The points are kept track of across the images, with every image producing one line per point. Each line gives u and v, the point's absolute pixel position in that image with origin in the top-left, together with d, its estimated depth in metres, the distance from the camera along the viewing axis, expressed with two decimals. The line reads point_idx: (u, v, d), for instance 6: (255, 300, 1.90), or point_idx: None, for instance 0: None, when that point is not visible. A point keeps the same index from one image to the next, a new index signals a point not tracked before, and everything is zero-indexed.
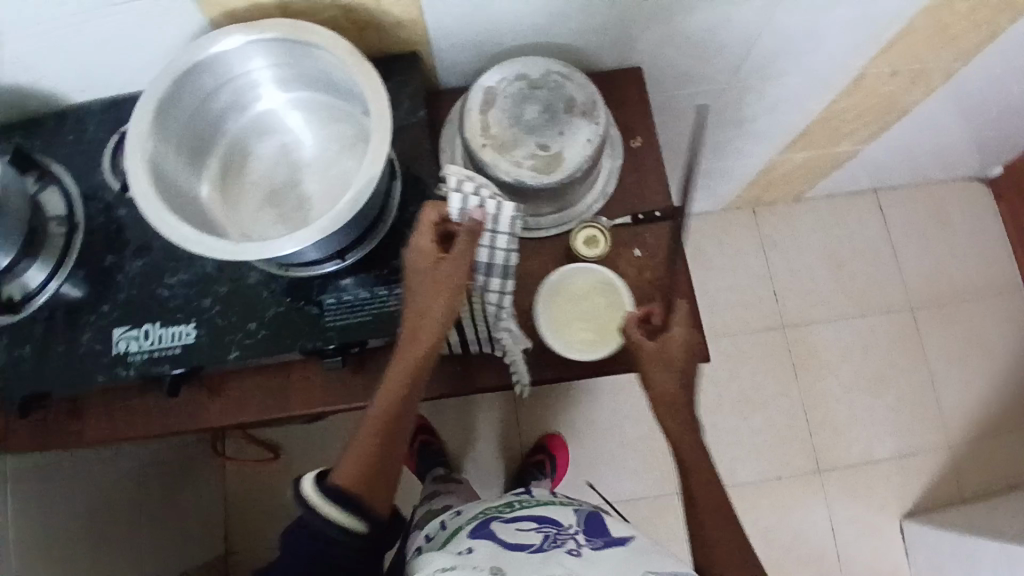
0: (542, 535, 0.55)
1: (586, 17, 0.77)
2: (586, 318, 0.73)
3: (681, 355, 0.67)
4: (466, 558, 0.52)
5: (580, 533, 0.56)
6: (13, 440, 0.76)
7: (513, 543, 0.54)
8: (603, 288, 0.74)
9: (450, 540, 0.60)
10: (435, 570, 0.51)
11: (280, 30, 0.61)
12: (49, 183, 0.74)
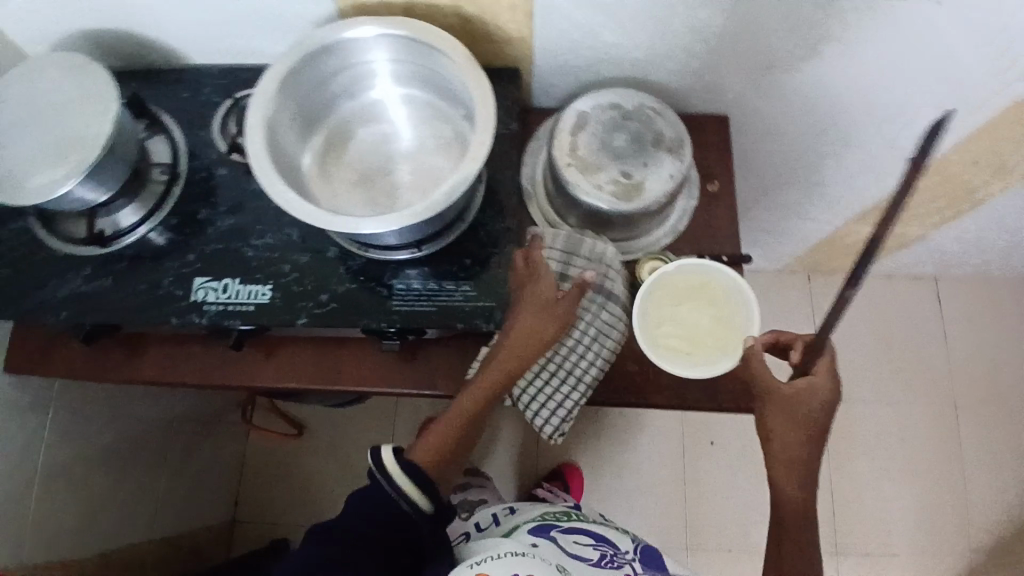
0: (601, 554, 0.75)
1: (688, 61, 0.80)
2: (686, 322, 0.73)
3: (818, 405, 0.64)
4: (533, 550, 0.67)
5: (634, 561, 0.77)
6: (76, 363, 0.80)
7: (576, 553, 0.74)
8: (706, 301, 0.73)
9: (513, 533, 0.81)
10: (511, 550, 0.65)
11: (406, 28, 0.66)
12: (157, 132, 0.79)
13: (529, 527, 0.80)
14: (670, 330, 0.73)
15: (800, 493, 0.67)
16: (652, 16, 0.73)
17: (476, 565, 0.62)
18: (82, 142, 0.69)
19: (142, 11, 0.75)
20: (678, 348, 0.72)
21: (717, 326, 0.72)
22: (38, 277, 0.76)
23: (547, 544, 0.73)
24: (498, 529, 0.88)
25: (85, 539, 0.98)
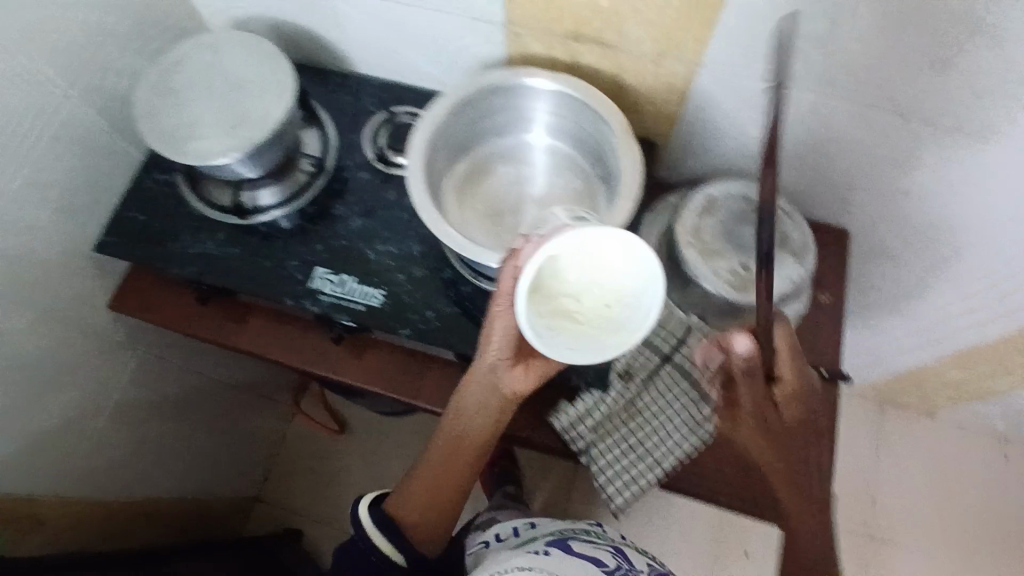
0: (617, 564, 0.72)
1: (824, 171, 0.82)
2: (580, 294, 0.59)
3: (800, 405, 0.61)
4: (541, 562, 0.68)
5: None
6: (178, 315, 0.83)
7: (591, 558, 0.71)
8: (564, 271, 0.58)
9: (527, 542, 0.77)
10: (518, 565, 0.67)
11: (575, 87, 0.71)
12: (313, 125, 0.85)
13: (545, 540, 0.76)
14: (558, 304, 0.58)
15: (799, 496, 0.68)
16: (805, 122, 0.75)
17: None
18: (250, 122, 0.72)
19: (333, 17, 0.81)
20: (565, 325, 0.57)
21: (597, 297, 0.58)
22: (174, 231, 0.80)
23: (563, 555, 0.71)
24: (508, 535, 0.83)
25: (125, 483, 1.00)
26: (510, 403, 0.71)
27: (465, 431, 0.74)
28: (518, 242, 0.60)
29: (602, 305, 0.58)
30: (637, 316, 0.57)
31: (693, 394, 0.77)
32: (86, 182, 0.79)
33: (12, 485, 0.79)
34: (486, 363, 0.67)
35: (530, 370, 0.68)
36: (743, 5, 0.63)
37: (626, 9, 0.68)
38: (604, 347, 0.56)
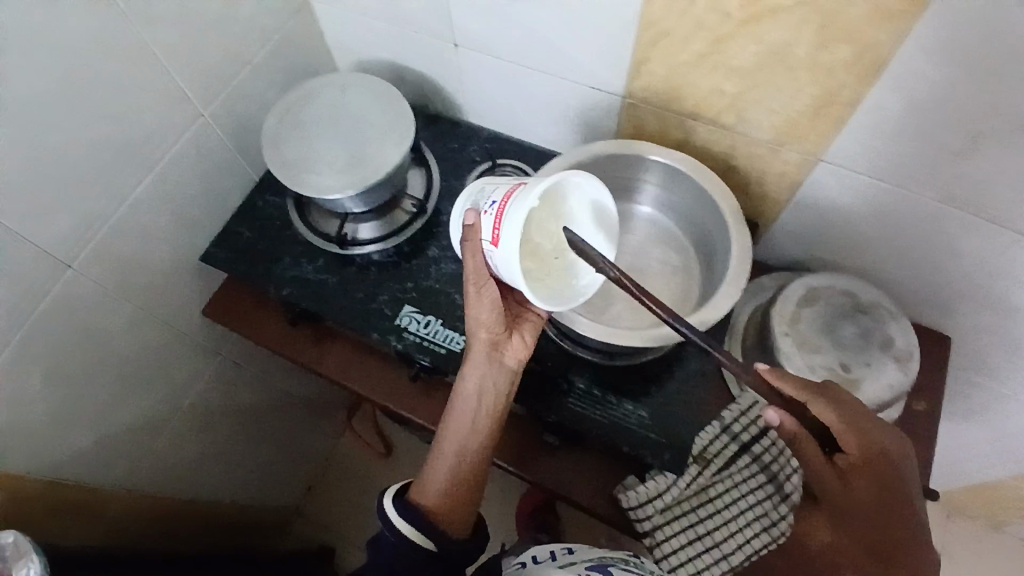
0: None
1: (936, 278, 0.77)
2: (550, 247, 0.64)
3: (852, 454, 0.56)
4: None
5: None
6: (267, 332, 0.86)
7: None
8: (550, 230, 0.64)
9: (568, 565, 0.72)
10: None
11: (687, 165, 0.72)
12: (417, 165, 0.88)
13: (584, 563, 0.72)
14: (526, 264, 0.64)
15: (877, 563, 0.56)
16: (924, 228, 0.72)
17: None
18: (368, 164, 0.77)
19: (457, 69, 0.85)
20: (543, 280, 0.63)
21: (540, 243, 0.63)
22: (277, 251, 0.84)
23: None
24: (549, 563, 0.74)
25: (183, 482, 1.02)
26: (515, 376, 0.70)
27: (478, 410, 0.69)
28: (468, 217, 0.64)
29: (555, 259, 0.64)
30: (575, 255, 0.65)
31: (772, 490, 0.75)
32: (207, 195, 0.84)
33: (85, 472, 0.82)
34: (483, 343, 0.67)
35: (524, 340, 0.69)
36: (875, 106, 0.62)
37: (751, 95, 0.68)
38: (580, 293, 0.63)
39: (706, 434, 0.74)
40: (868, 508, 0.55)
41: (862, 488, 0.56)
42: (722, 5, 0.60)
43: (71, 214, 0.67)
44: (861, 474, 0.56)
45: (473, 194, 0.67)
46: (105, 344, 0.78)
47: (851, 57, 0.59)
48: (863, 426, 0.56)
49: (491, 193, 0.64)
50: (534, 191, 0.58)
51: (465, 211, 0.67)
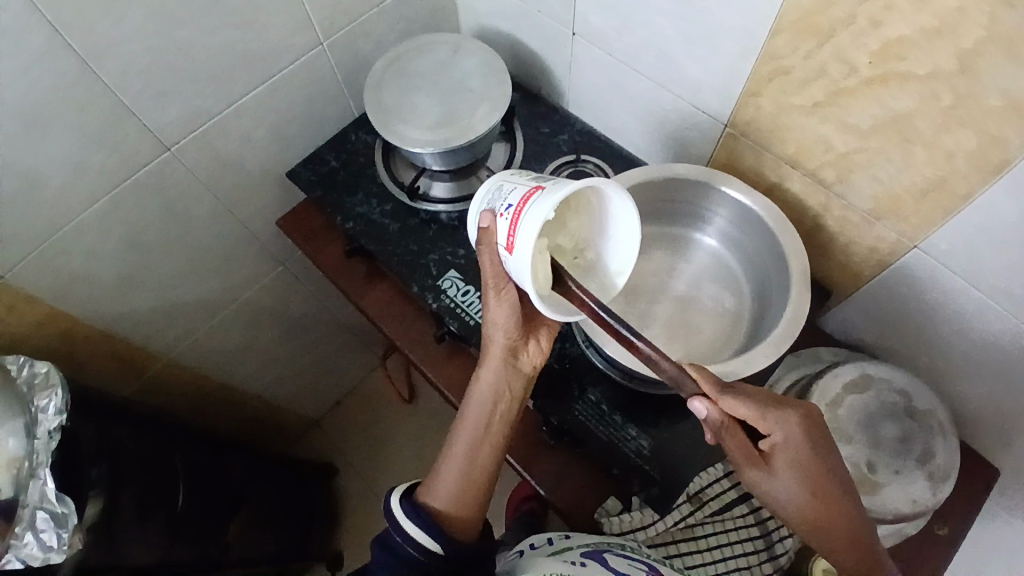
0: None
1: (1007, 408, 0.70)
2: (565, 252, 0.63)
3: (770, 425, 0.55)
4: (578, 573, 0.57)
5: None
6: (324, 255, 0.91)
7: None
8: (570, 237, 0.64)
9: (561, 550, 0.64)
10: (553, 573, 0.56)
11: (767, 212, 0.69)
12: (504, 140, 0.90)
13: (579, 549, 0.64)
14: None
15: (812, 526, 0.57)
16: (1008, 353, 0.65)
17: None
18: (452, 129, 0.79)
19: (569, 57, 0.85)
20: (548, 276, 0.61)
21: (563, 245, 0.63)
22: (353, 186, 0.89)
23: (596, 568, 0.59)
24: (547, 548, 0.67)
25: (220, 367, 1.11)
26: (529, 381, 0.69)
27: (491, 409, 0.68)
28: (483, 219, 0.61)
29: (576, 260, 0.65)
30: (599, 255, 0.65)
31: (761, 546, 0.75)
32: (306, 117, 0.89)
33: (137, 331, 0.91)
34: (500, 347, 0.67)
35: (540, 347, 0.69)
36: (989, 207, 0.56)
37: (859, 158, 0.63)
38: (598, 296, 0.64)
39: (707, 477, 0.74)
40: (794, 497, 0.56)
41: (787, 472, 0.55)
42: (852, 57, 0.56)
43: (183, 103, 0.74)
44: (784, 460, 0.55)
45: (489, 191, 0.63)
46: (183, 225, 0.85)
47: (977, 148, 0.54)
48: (771, 413, 0.55)
49: (508, 194, 0.59)
50: (554, 194, 0.54)
51: (480, 210, 0.63)
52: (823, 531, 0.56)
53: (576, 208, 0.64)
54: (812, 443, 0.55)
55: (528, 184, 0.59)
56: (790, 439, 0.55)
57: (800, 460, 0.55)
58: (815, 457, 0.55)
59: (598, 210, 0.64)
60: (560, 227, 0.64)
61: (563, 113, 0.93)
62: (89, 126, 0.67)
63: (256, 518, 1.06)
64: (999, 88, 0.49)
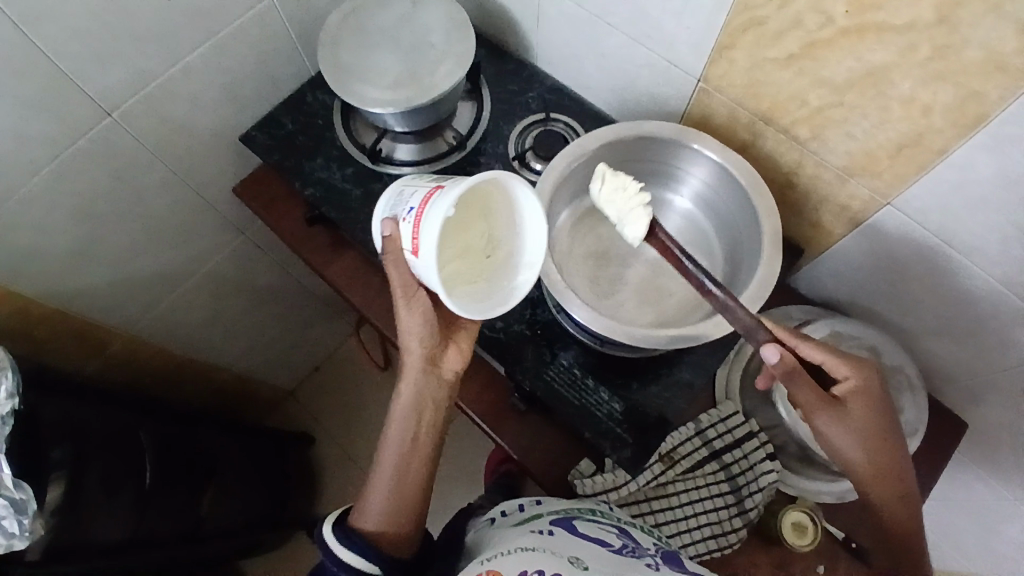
0: (622, 542, 0.59)
1: (972, 362, 0.71)
2: (475, 245, 0.58)
3: (847, 369, 0.59)
4: (543, 543, 0.55)
5: (658, 554, 0.58)
6: (286, 223, 0.87)
7: (593, 539, 0.58)
8: (485, 226, 0.59)
9: (530, 519, 0.64)
10: (518, 546, 0.55)
11: (740, 170, 0.68)
12: (470, 98, 0.86)
13: (548, 517, 0.63)
14: (460, 267, 0.57)
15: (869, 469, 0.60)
16: (976, 309, 0.66)
17: (487, 562, 0.54)
18: (414, 88, 0.75)
19: (536, 8, 0.80)
20: (461, 279, 0.57)
21: (475, 239, 0.58)
22: (312, 150, 0.84)
23: (566, 535, 0.58)
24: (516, 516, 0.67)
25: (185, 340, 1.08)
26: (451, 387, 0.69)
27: (417, 421, 0.67)
28: (387, 227, 0.59)
29: (491, 259, 0.59)
30: (512, 249, 0.59)
31: (731, 501, 0.73)
32: (259, 76, 0.83)
33: (94, 308, 0.87)
34: (418, 357, 0.65)
35: (460, 350, 0.67)
36: (965, 162, 0.56)
37: (834, 114, 0.61)
38: (518, 291, 0.58)
39: (678, 434, 0.75)
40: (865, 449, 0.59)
41: (858, 415, 0.59)
42: (829, 7, 0.54)
43: (128, 64, 0.68)
44: (857, 405, 0.59)
45: (390, 199, 0.61)
46: (132, 195, 0.80)
47: (955, 102, 0.53)
48: (846, 360, 0.59)
49: (410, 198, 0.58)
50: (448, 196, 0.52)
51: (382, 217, 0.61)
52: (874, 474, 0.61)
53: (482, 209, 0.59)
54: (880, 394, 0.59)
55: (428, 186, 0.58)
56: (865, 384, 0.59)
57: (871, 406, 0.59)
58: (880, 405, 0.59)
59: (502, 209, 0.59)
60: (467, 228, 0.58)
61: (531, 68, 0.89)
62: (25, 92, 0.62)
63: (233, 489, 1.05)
64: (980, 39, 0.48)
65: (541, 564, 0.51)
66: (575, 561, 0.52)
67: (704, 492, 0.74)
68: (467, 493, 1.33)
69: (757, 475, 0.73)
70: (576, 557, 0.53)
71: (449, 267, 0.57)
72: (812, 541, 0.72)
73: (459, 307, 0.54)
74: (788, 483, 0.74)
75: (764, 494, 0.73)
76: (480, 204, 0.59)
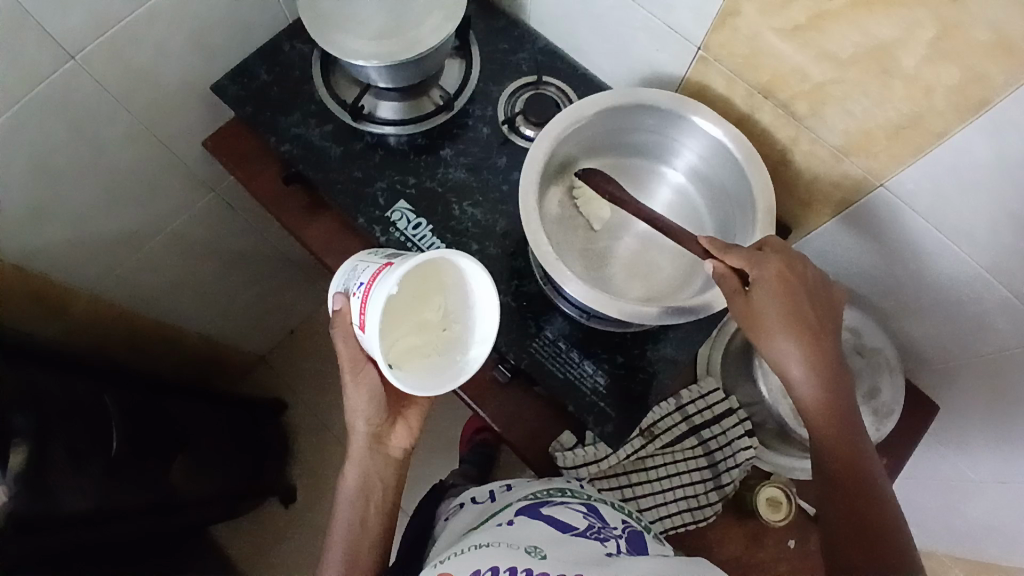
0: (587, 523, 0.58)
1: (949, 344, 0.72)
2: (428, 320, 0.56)
3: (759, 265, 0.58)
4: (498, 537, 0.54)
5: (622, 537, 0.58)
6: (258, 179, 0.81)
7: (557, 523, 0.57)
8: (443, 299, 0.57)
9: (498, 511, 0.62)
10: (469, 544, 0.53)
11: (736, 145, 0.66)
12: (458, 55, 0.82)
13: (517, 504, 0.61)
14: (411, 341, 0.55)
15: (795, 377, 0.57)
16: (959, 292, 0.66)
17: (441, 564, 0.52)
18: (400, 41, 0.71)
19: None
20: (412, 354, 0.55)
21: (430, 312, 0.56)
22: (288, 103, 0.79)
23: (529, 523, 0.57)
24: (489, 506, 0.66)
25: (151, 301, 1.03)
26: (399, 463, 0.72)
27: (368, 496, 0.70)
28: (336, 301, 0.59)
29: (445, 332, 0.57)
30: (468, 325, 0.57)
31: (708, 475, 0.74)
32: (231, 21, 0.78)
33: (55, 266, 0.82)
34: (363, 435, 0.69)
35: (408, 427, 0.70)
36: (962, 146, 0.55)
37: (834, 90, 0.60)
38: (469, 369, 0.56)
39: (660, 409, 0.75)
40: (815, 375, 0.56)
41: (768, 312, 0.56)
42: None
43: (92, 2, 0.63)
44: (766, 302, 0.57)
45: (346, 271, 0.61)
46: (96, 147, 0.75)
47: (959, 84, 0.52)
48: (756, 259, 0.58)
49: (360, 273, 0.58)
50: (394, 273, 0.51)
51: (336, 291, 0.61)
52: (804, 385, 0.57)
53: (437, 284, 0.57)
54: (794, 291, 0.57)
55: (381, 261, 0.57)
56: (771, 282, 0.57)
57: (782, 301, 0.56)
58: (797, 304, 0.56)
59: (459, 285, 0.57)
60: (422, 302, 0.56)
61: (523, 27, 0.85)
62: None
63: (205, 455, 1.02)
64: (992, 19, 0.47)
65: (495, 559, 0.50)
66: (532, 551, 0.51)
67: (682, 466, 0.74)
68: (442, 462, 1.32)
69: (735, 451, 0.74)
70: (534, 547, 0.52)
71: (400, 339, 0.55)
72: (785, 517, 0.73)
73: (402, 383, 0.53)
74: (765, 459, 0.76)
75: (741, 470, 0.74)
76: (438, 279, 0.57)
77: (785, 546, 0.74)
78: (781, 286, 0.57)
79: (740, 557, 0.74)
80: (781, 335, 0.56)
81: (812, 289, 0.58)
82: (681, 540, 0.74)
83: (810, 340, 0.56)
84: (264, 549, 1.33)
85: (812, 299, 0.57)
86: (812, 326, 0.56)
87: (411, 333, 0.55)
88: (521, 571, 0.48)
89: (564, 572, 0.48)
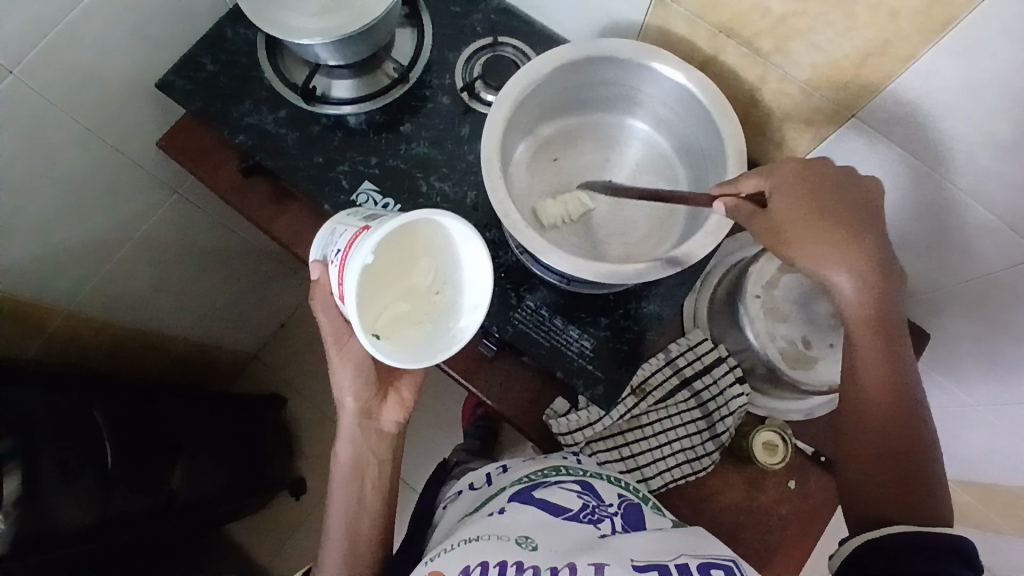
0: (581, 503, 0.58)
1: (936, 270, 0.72)
2: (412, 283, 0.54)
3: (788, 185, 0.55)
4: (488, 530, 0.54)
5: (617, 515, 0.58)
6: (217, 175, 0.78)
7: (551, 505, 0.57)
8: (431, 261, 0.55)
9: (492, 497, 0.62)
10: (461, 539, 0.53)
11: (700, 90, 0.64)
12: (408, 24, 0.79)
13: (510, 490, 0.61)
14: (397, 309, 0.54)
15: (851, 292, 0.54)
16: (940, 221, 0.66)
17: (432, 562, 0.52)
18: (348, 15, 0.68)
19: None
20: (399, 326, 0.54)
21: (409, 269, 0.54)
22: (238, 93, 0.76)
23: (521, 509, 0.56)
24: (484, 491, 0.66)
25: (130, 309, 1.01)
26: (393, 437, 0.72)
27: (362, 470, 0.70)
28: (315, 269, 0.59)
29: (434, 296, 0.55)
30: (459, 289, 0.56)
31: (703, 426, 0.74)
32: (168, 13, 0.74)
33: (28, 285, 0.80)
34: (353, 411, 0.68)
35: (400, 400, 0.69)
36: (932, 69, 0.54)
37: (797, 23, 0.57)
38: (460, 339, 0.54)
39: (650, 365, 0.75)
40: (866, 286, 0.54)
41: (802, 234, 0.54)
42: None
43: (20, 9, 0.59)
44: (794, 222, 0.54)
45: (324, 236, 0.59)
46: (47, 158, 0.72)
47: (922, 4, 0.49)
48: (776, 182, 0.56)
49: (337, 239, 0.56)
50: (370, 240, 0.50)
51: (317, 256, 0.59)
52: (860, 308, 0.55)
53: (422, 246, 0.55)
54: (821, 198, 0.55)
55: (359, 226, 0.55)
56: (794, 197, 0.55)
57: (809, 214, 0.54)
58: (830, 214, 0.54)
59: (447, 246, 0.55)
60: (407, 267, 0.55)
61: None
62: None
63: (206, 457, 1.02)
64: None
65: (483, 555, 0.49)
66: (522, 542, 0.51)
67: (677, 420, 0.74)
68: (445, 440, 1.33)
69: (728, 400, 0.74)
70: (525, 536, 0.52)
71: (388, 309, 0.54)
72: (782, 459, 0.73)
73: (388, 355, 0.52)
74: (758, 404, 0.77)
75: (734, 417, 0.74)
76: (426, 241, 0.55)
77: (785, 487, 0.75)
78: (807, 200, 0.55)
79: (741, 503, 0.74)
80: (817, 249, 0.54)
81: (842, 191, 0.55)
82: (682, 495, 0.75)
83: (855, 254, 0.54)
84: (281, 540, 1.35)
85: (844, 203, 0.55)
86: (852, 233, 0.54)
87: (397, 299, 0.54)
88: (511, 564, 0.48)
89: (555, 561, 0.48)
